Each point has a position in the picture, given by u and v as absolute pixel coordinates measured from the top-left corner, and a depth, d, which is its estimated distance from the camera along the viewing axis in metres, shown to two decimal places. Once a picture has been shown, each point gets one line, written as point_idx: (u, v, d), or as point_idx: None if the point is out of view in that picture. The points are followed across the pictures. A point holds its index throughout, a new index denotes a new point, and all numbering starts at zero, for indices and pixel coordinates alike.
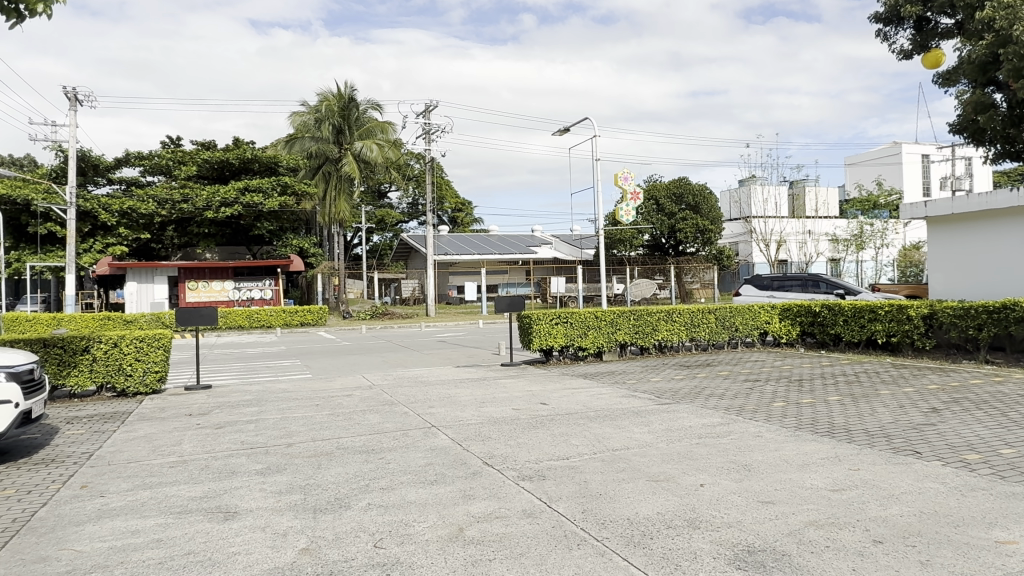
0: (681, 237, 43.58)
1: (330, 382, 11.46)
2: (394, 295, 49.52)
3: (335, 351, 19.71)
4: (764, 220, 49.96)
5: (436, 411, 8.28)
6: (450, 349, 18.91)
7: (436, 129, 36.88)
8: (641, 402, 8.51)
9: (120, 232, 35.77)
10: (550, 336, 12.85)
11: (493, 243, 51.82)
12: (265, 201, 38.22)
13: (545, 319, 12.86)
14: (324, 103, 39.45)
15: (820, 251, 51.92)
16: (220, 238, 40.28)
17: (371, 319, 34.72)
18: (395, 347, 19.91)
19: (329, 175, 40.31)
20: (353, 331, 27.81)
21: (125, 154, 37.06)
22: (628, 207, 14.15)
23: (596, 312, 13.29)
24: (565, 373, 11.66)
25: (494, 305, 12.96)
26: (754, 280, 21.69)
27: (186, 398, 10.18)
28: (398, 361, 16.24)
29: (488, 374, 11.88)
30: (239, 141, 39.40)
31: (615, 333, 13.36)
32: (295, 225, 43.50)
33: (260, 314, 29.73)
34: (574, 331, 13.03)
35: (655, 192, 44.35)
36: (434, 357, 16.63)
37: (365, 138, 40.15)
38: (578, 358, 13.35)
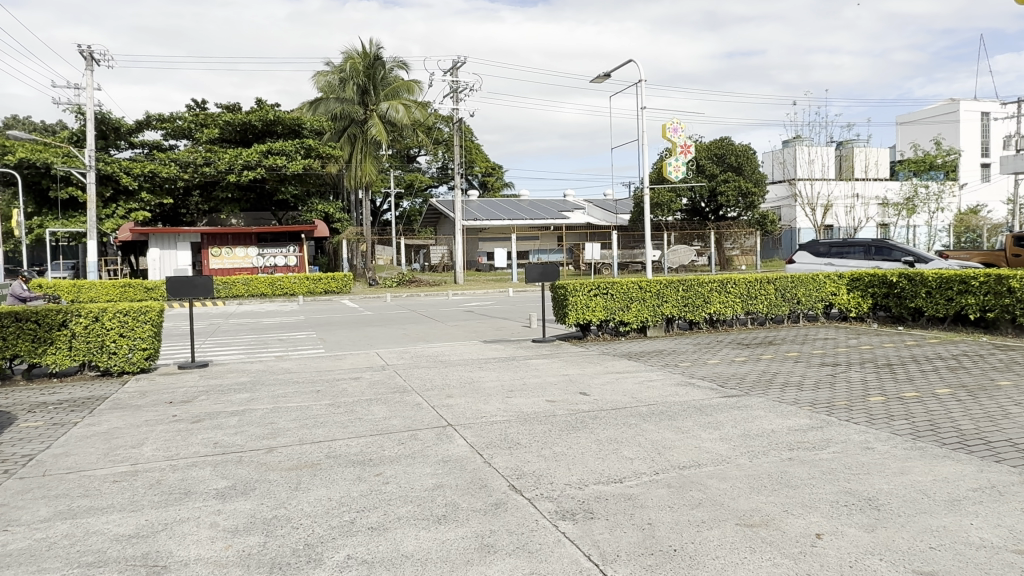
0: (722, 201, 41.44)
1: (340, 361, 10.17)
2: (423, 262, 48.39)
3: (356, 322, 18.51)
4: (810, 183, 47.33)
5: (453, 402, 6.92)
6: (477, 320, 17.57)
7: (464, 87, 35.10)
8: (703, 394, 7.02)
9: (142, 197, 34.93)
10: (589, 309, 11.38)
11: (524, 208, 50.12)
12: (288, 164, 37.07)
13: (583, 290, 11.36)
14: (348, 63, 38.02)
15: (870, 216, 49.15)
16: (244, 203, 39.34)
17: (398, 286, 33.61)
18: (418, 318, 18.61)
19: (354, 137, 38.94)
20: (377, 299, 26.69)
21: (146, 116, 36.08)
22: (677, 162, 12.50)
23: (640, 281, 11.74)
24: (607, 352, 10.18)
25: (525, 274, 11.48)
26: (810, 246, 19.80)
27: (175, 379, 8.98)
28: (421, 334, 14.93)
29: (519, 353, 10.48)
30: (262, 102, 38.16)
31: (661, 307, 11.84)
32: (321, 189, 42.39)
33: (282, 282, 28.83)
34: (615, 303, 11.53)
35: (695, 153, 42.08)
36: (459, 330, 15.25)
37: (391, 98, 38.57)
38: (619, 334, 11.87)
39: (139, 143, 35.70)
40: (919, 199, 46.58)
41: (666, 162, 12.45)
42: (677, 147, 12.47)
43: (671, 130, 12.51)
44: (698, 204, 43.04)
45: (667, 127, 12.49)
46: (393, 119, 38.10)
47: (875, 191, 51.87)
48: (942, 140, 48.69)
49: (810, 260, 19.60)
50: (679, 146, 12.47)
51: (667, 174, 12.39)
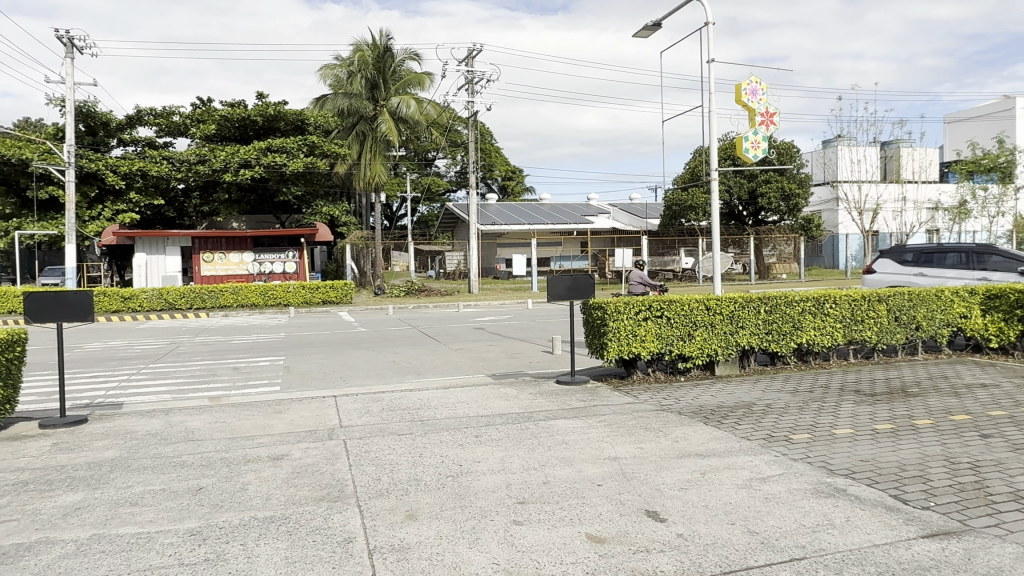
0: (763, 203, 37.92)
1: (278, 417, 6.96)
2: (438, 269, 45.53)
3: (342, 342, 15.36)
4: (857, 186, 43.58)
5: (415, 542, 3.68)
6: (488, 342, 14.35)
7: (480, 78, 32.19)
8: (890, 529, 3.70)
9: (130, 198, 32.29)
10: (638, 336, 8.17)
11: (544, 212, 46.90)
12: (289, 162, 34.37)
13: (628, 312, 8.13)
14: (357, 55, 35.36)
15: (922, 221, 45.27)
16: (244, 205, 36.74)
17: (406, 296, 30.62)
18: (417, 338, 15.43)
19: (363, 135, 36.20)
20: (379, 311, 23.59)
21: (139, 111, 33.64)
22: (757, 137, 9.02)
23: (708, 300, 8.49)
24: (669, 407, 6.89)
25: (548, 288, 8.26)
26: (892, 252, 16.17)
27: (9, 453, 5.85)
28: (413, 362, 11.71)
29: (538, 404, 7.20)
30: (263, 97, 35.45)
31: (735, 335, 8.58)
32: (328, 191, 39.65)
33: (275, 291, 25.92)
34: (671, 330, 8.30)
35: (733, 152, 38.55)
36: (463, 358, 11.99)
37: (402, 93, 35.83)
38: (676, 373, 8.63)
39: (131, 139, 33.22)
40: (975, 201, 42.70)
41: (740, 136, 9.01)
42: (757, 116, 9.02)
43: (748, 92, 9.03)
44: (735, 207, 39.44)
45: (743, 87, 9.04)
46: (404, 115, 35.46)
47: (924, 194, 47.93)
48: (1000, 138, 44.58)
49: (895, 270, 15.94)
50: (759, 115, 9.02)
51: (742, 152, 8.97)
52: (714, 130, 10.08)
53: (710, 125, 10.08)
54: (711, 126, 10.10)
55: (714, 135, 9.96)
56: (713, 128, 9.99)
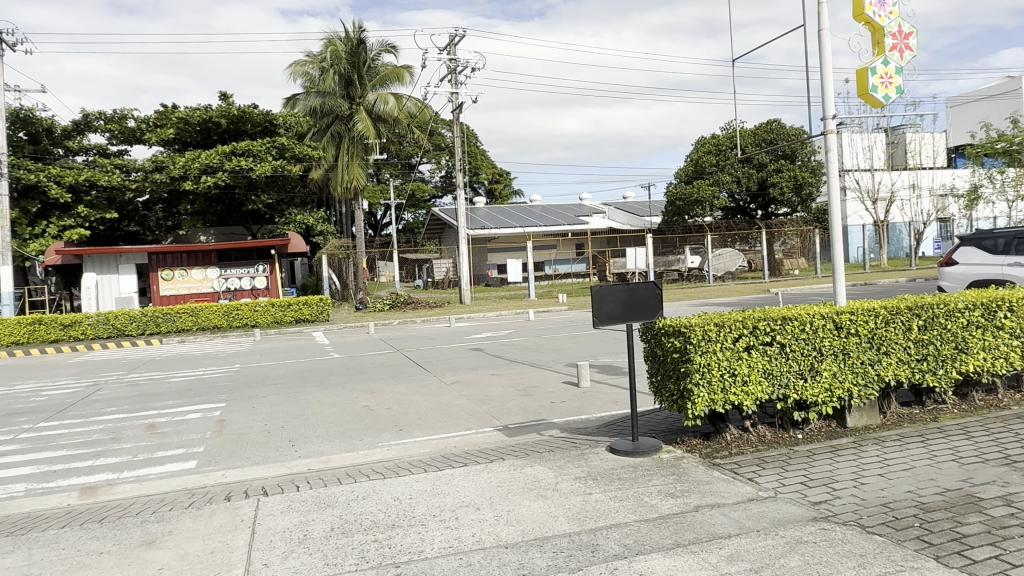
0: (774, 194, 35.39)
1: (142, 561, 3.87)
2: (426, 278, 42.62)
3: (307, 376, 12.23)
4: (868, 174, 41.14)
5: None
6: (489, 370, 11.30)
7: (464, 67, 29.30)
8: None
9: (79, 211, 29.01)
10: (740, 375, 5.22)
11: (535, 214, 44.03)
12: (255, 166, 31.25)
13: (724, 340, 5.15)
14: (328, 49, 32.58)
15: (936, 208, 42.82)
16: (210, 216, 33.59)
17: (391, 310, 27.71)
18: (400, 368, 12.35)
19: (339, 136, 33.39)
20: (358, 331, 20.52)
21: (88, 115, 30.48)
22: (889, 69, 6.12)
23: (838, 313, 5.55)
24: (836, 514, 3.90)
25: (597, 307, 5.30)
26: (977, 239, 13.24)
27: None
28: (395, 408, 8.65)
29: (600, 508, 4.21)
30: (227, 96, 32.35)
31: (878, 366, 5.64)
32: (303, 199, 36.69)
33: (241, 310, 22.78)
34: (789, 365, 5.36)
35: (738, 140, 36.00)
36: (460, 400, 8.93)
37: (380, 89, 33.15)
38: (790, 428, 5.69)
39: (81, 147, 30.07)
40: (991, 185, 40.33)
41: (863, 70, 6.15)
42: (888, 38, 6.08)
43: (873, 2, 6.02)
44: (741, 200, 36.70)
45: None
46: (382, 112, 32.98)
47: (936, 180, 45.43)
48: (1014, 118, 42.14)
49: (984, 261, 12.94)
50: (891, 36, 6.09)
51: (868, 95, 6.11)
52: (833, 68, 6.47)
53: (822, 50, 6.59)
54: (828, 55, 6.54)
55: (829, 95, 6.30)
56: (825, 67, 6.60)
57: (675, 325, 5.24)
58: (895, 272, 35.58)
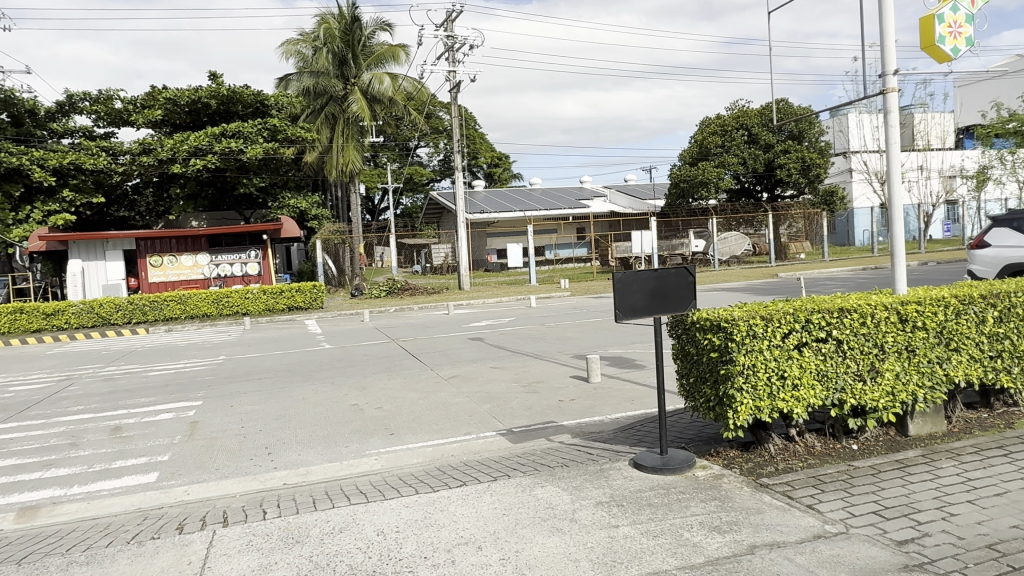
0: (781, 175, 34.53)
1: None
2: (424, 263, 41.80)
3: (294, 369, 11.38)
4: (877, 156, 40.17)
5: None
6: (490, 362, 10.46)
7: (462, 45, 28.30)
8: None
9: (64, 196, 28.07)
10: (790, 378, 4.39)
11: (535, 198, 43.07)
12: (247, 148, 30.23)
13: (771, 337, 4.31)
14: (321, 27, 31.53)
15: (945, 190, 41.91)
16: (201, 201, 32.64)
17: (387, 297, 26.89)
18: (395, 360, 11.53)
19: (333, 117, 32.54)
20: (352, 319, 19.66)
21: (72, 95, 29.41)
22: (957, 16, 5.20)
23: (902, 303, 4.70)
24: (930, 562, 3.09)
25: (622, 304, 4.43)
26: (1011, 221, 12.33)
27: None
28: (387, 408, 7.83)
29: (630, 549, 3.39)
30: (217, 75, 31.30)
31: (946, 364, 4.81)
32: (298, 183, 35.76)
33: (231, 298, 21.94)
34: (846, 365, 4.53)
35: (745, 119, 35.08)
36: (458, 398, 8.10)
37: (376, 69, 32.17)
38: (843, 438, 4.85)
39: (66, 130, 29.06)
40: (1002, 166, 39.43)
41: (928, 15, 5.22)
42: None
43: None
44: (746, 182, 35.78)
45: None
46: (378, 93, 31.99)
47: (945, 162, 44.54)
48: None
49: (1019, 244, 12.06)
50: None
51: (933, 47, 5.19)
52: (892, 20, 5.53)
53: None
54: (885, 10, 5.62)
55: (894, 49, 5.28)
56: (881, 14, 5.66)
57: (714, 318, 4.39)
58: (905, 256, 34.79)
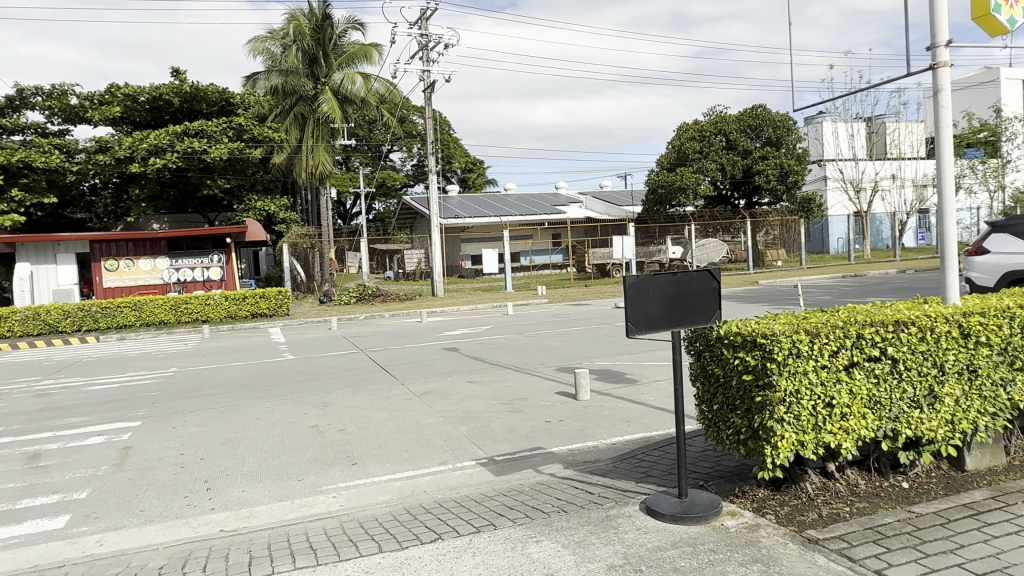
0: (760, 182, 34.29)
1: None
2: (397, 269, 40.73)
3: (252, 384, 10.34)
4: (852, 164, 40.27)
5: None
6: (468, 376, 9.56)
7: (437, 43, 27.47)
8: None
9: (13, 196, 26.48)
10: (839, 407, 3.60)
11: (511, 203, 42.28)
12: (210, 148, 28.92)
13: (818, 355, 3.53)
14: (291, 24, 30.45)
15: (918, 198, 42.21)
16: (162, 202, 31.24)
17: (358, 303, 25.87)
18: (362, 373, 10.56)
19: (303, 117, 31.42)
20: (319, 327, 18.58)
21: (24, 90, 27.86)
22: None
23: (965, 315, 3.95)
24: None
25: (634, 317, 3.63)
26: (1010, 226, 11.84)
27: None
28: (351, 430, 6.90)
29: None
30: (180, 72, 29.97)
31: (1011, 387, 4.06)
32: (265, 185, 34.51)
33: (190, 304, 20.70)
34: (902, 389, 3.76)
35: (723, 125, 34.82)
36: (431, 418, 7.20)
37: (347, 68, 31.17)
38: (890, 476, 4.08)
39: (17, 126, 27.48)
40: (975, 175, 39.84)
41: None
42: None
43: None
44: (724, 188, 35.41)
45: None
46: (350, 93, 30.91)
47: (918, 170, 44.80)
48: (995, 108, 41.63)
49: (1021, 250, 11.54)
50: None
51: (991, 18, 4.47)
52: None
53: None
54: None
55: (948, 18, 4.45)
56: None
57: (749, 335, 3.58)
58: (881, 264, 34.80)
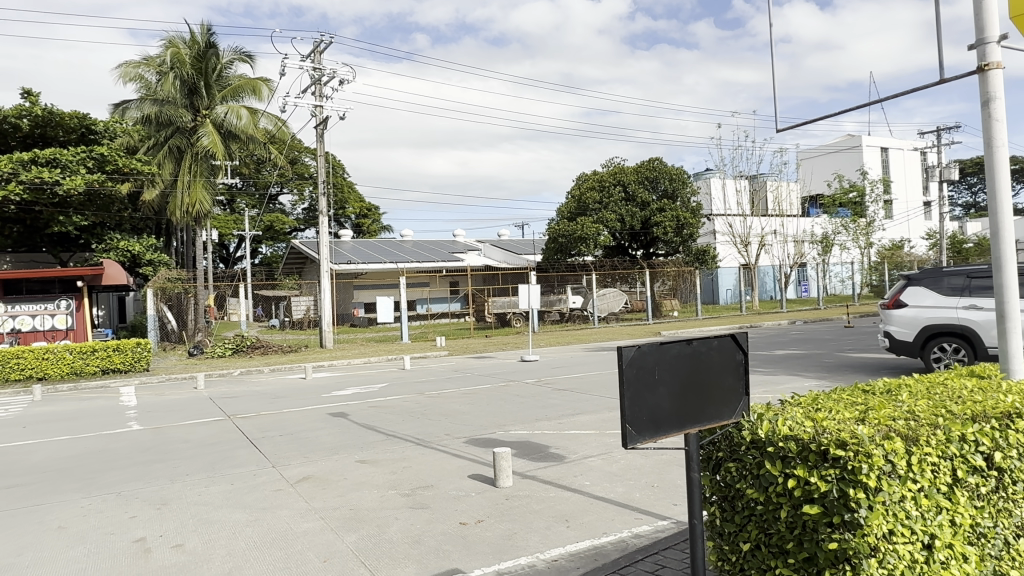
0: (658, 233, 34.72)
1: None
2: (283, 317, 37.79)
3: (76, 468, 8.02)
4: (741, 219, 42.01)
5: None
6: (360, 454, 7.78)
7: (331, 78, 25.97)
8: None
9: None
10: (943, 549, 2.33)
11: (407, 249, 40.62)
12: (64, 180, 25.52)
13: (915, 474, 2.27)
14: (168, 51, 27.90)
15: (798, 253, 44.57)
16: (3, 240, 27.21)
17: (235, 356, 23.18)
18: (225, 449, 8.50)
19: (178, 151, 28.67)
20: (184, 385, 16.01)
21: None
22: None
23: None
24: None
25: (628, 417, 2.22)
26: (922, 278, 11.69)
27: None
28: (191, 547, 4.99)
29: None
30: (31, 94, 26.56)
31: None
32: (131, 224, 31.07)
33: (25, 358, 17.48)
34: (1008, 513, 2.57)
35: (621, 176, 35.25)
36: (307, 523, 5.41)
37: (232, 101, 28.85)
38: None
39: None
40: (848, 233, 42.60)
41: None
42: None
43: None
44: (622, 239, 35.58)
45: None
46: (234, 128, 28.47)
47: (798, 227, 47.36)
48: (862, 171, 45.00)
49: (938, 303, 11.42)
50: None
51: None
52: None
53: None
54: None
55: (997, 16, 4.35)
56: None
57: (814, 440, 2.27)
58: (771, 315, 35.97)
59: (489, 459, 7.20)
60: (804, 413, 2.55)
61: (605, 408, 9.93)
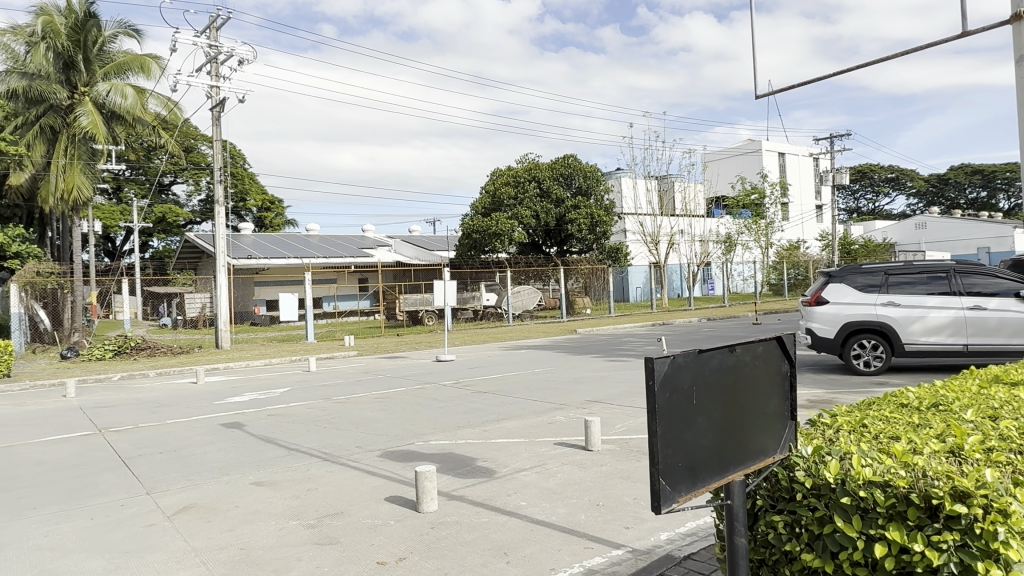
0: (572, 230, 34.57)
1: None
2: (175, 316, 34.93)
3: None
4: (652, 219, 42.69)
5: None
6: (254, 474, 6.65)
7: (229, 56, 23.99)
8: None
9: None
10: None
11: (313, 244, 38.62)
12: None
13: None
14: (39, 19, 24.91)
15: (704, 252, 45.82)
16: None
17: (116, 360, 20.87)
18: (91, 472, 7.15)
19: (51, 132, 25.70)
20: (52, 393, 14.03)
21: None
22: None
23: None
24: None
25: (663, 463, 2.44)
26: (842, 276, 11.74)
27: None
28: None
29: None
30: None
31: None
32: None
33: None
34: None
35: (537, 172, 34.86)
36: (184, 571, 4.34)
37: (116, 78, 26.17)
38: None
39: None
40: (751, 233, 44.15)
41: None
42: None
43: None
44: (536, 236, 35.16)
45: None
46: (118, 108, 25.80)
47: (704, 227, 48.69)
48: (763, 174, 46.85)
49: (858, 301, 11.45)
50: None
51: None
52: None
53: None
54: None
55: None
56: None
57: (937, 499, 2.42)
58: (680, 312, 36.62)
59: (408, 478, 6.29)
60: (886, 454, 2.74)
61: (532, 412, 9.23)
